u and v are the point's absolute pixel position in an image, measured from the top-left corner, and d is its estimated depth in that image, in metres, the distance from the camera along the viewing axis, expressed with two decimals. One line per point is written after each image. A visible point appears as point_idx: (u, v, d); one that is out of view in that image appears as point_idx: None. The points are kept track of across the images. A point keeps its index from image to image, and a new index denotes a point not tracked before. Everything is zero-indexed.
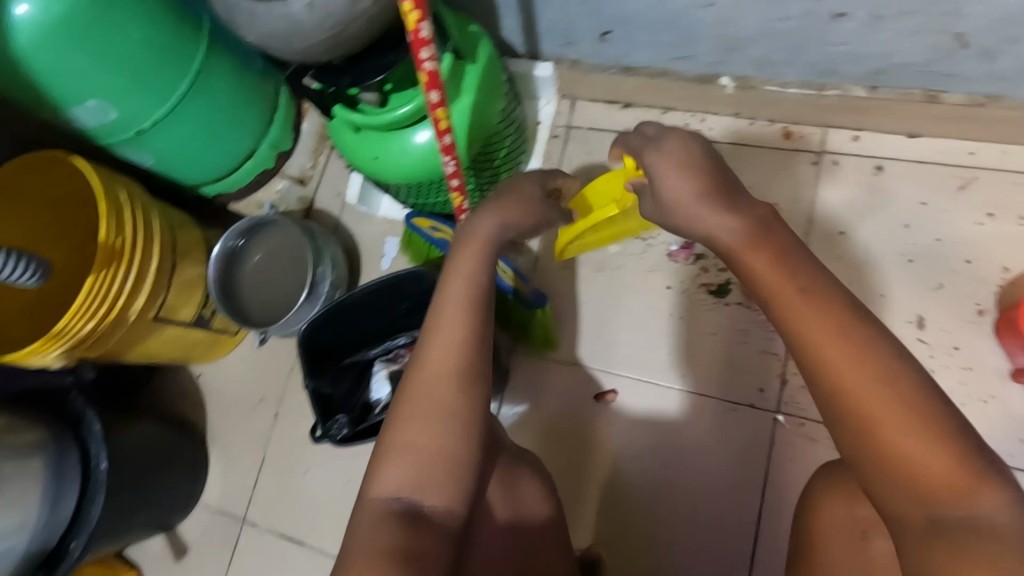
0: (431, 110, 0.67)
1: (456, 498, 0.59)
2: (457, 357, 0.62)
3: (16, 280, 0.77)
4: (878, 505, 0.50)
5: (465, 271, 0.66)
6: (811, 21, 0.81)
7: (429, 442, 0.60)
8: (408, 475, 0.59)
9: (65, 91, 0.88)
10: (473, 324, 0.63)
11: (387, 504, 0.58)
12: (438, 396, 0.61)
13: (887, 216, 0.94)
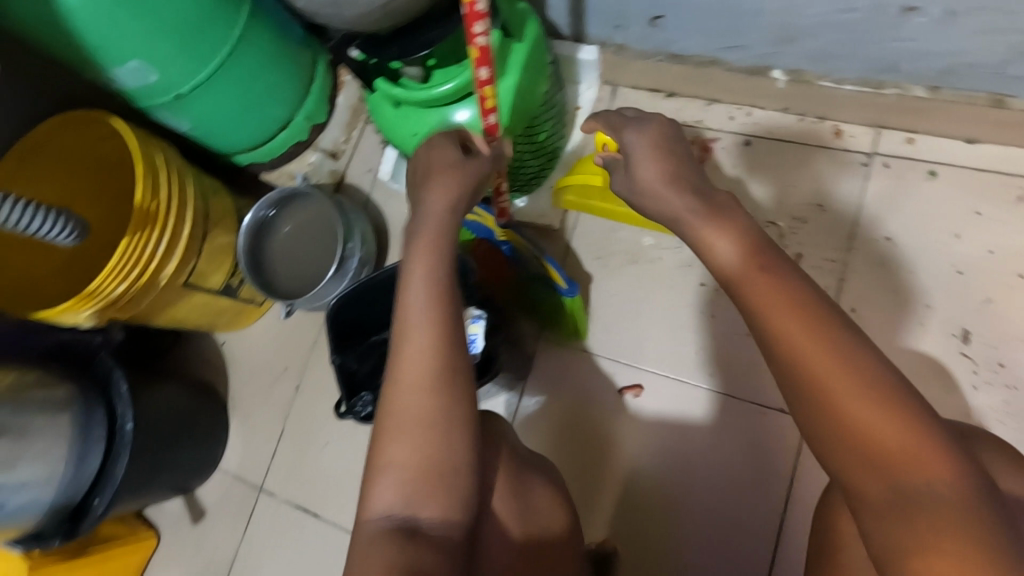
0: (478, 86, 0.67)
1: (452, 509, 0.56)
2: (428, 363, 0.58)
3: (51, 237, 0.77)
4: (915, 521, 0.49)
5: (419, 270, 0.61)
6: (879, 14, 0.77)
7: (411, 459, 0.56)
8: (395, 492, 0.56)
9: (108, 52, 0.87)
10: (440, 326, 0.59)
11: (382, 520, 0.56)
12: (414, 409, 0.57)
13: (938, 223, 0.90)
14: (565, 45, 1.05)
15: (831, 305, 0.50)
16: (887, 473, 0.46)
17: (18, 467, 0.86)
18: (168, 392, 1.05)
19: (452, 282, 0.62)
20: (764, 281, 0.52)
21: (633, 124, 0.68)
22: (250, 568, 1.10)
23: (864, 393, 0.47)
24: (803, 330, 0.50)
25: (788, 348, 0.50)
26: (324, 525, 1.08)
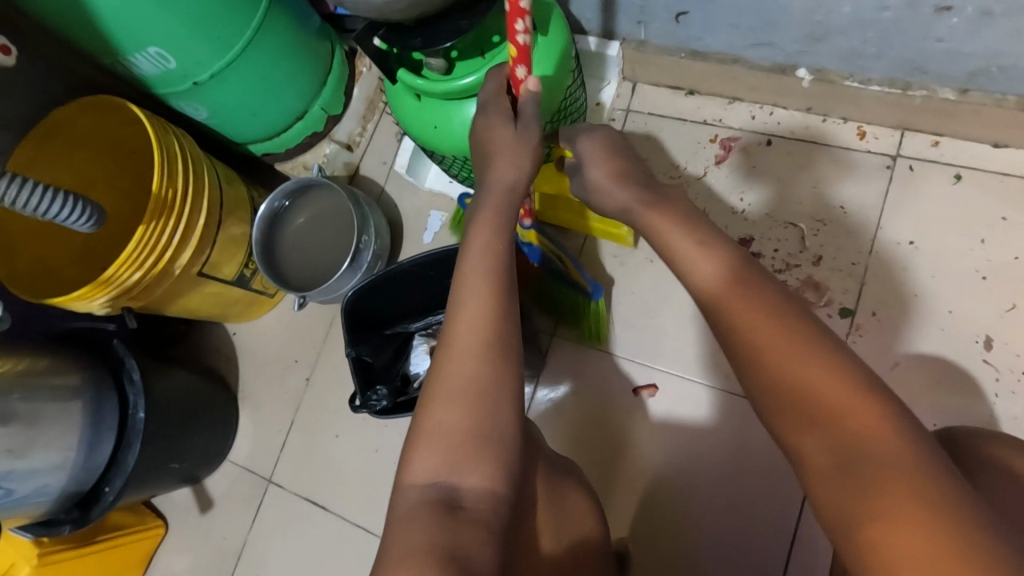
0: (515, 84, 0.68)
1: (500, 478, 0.55)
2: (484, 332, 0.58)
3: (70, 223, 0.77)
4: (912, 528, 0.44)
5: (480, 242, 0.63)
6: (912, 13, 0.76)
7: (461, 424, 0.56)
8: (438, 461, 0.55)
9: (128, 38, 0.87)
10: (497, 297, 0.60)
11: (423, 486, 0.55)
12: (465, 375, 0.57)
13: (961, 228, 0.89)
14: (586, 40, 1.04)
15: None
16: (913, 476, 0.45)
17: (31, 452, 0.86)
18: (180, 380, 1.05)
19: (511, 259, 0.63)
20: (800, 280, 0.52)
21: (585, 134, 0.77)
22: (259, 558, 1.09)
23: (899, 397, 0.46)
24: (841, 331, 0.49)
25: (769, 357, 0.50)
26: (334, 518, 1.07)
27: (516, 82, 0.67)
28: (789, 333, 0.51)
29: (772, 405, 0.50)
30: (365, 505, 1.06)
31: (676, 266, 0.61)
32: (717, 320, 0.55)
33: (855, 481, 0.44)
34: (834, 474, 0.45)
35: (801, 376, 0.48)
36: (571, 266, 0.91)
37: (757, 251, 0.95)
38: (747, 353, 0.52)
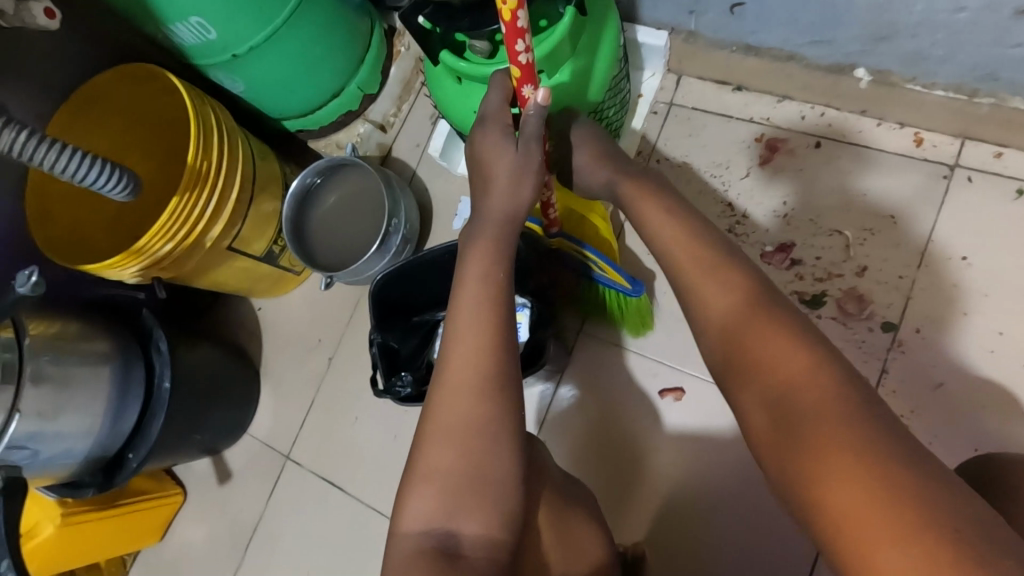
0: (522, 102, 0.65)
1: (494, 524, 0.55)
2: (488, 367, 0.58)
3: (106, 190, 0.76)
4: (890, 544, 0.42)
5: (475, 275, 0.62)
6: (990, 15, 0.71)
7: (457, 465, 0.56)
8: (431, 506, 0.56)
9: (170, 5, 0.86)
10: (496, 331, 0.59)
11: (425, 525, 0.55)
12: (463, 417, 0.57)
13: (1020, 247, 0.84)
14: (635, 30, 1.00)
15: None
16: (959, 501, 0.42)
17: (60, 416, 0.86)
18: (205, 353, 1.05)
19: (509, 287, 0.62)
20: None
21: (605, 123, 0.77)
22: (273, 533, 1.11)
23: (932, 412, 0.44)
24: None
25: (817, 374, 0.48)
26: (348, 499, 1.08)
27: (522, 99, 0.64)
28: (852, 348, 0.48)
29: (755, 390, 0.52)
30: (381, 488, 1.06)
31: (720, 271, 0.59)
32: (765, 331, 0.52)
33: (817, 460, 0.46)
34: (799, 453, 0.47)
35: (799, 375, 0.49)
36: (607, 269, 0.86)
37: (798, 258, 0.92)
38: (793, 371, 0.50)
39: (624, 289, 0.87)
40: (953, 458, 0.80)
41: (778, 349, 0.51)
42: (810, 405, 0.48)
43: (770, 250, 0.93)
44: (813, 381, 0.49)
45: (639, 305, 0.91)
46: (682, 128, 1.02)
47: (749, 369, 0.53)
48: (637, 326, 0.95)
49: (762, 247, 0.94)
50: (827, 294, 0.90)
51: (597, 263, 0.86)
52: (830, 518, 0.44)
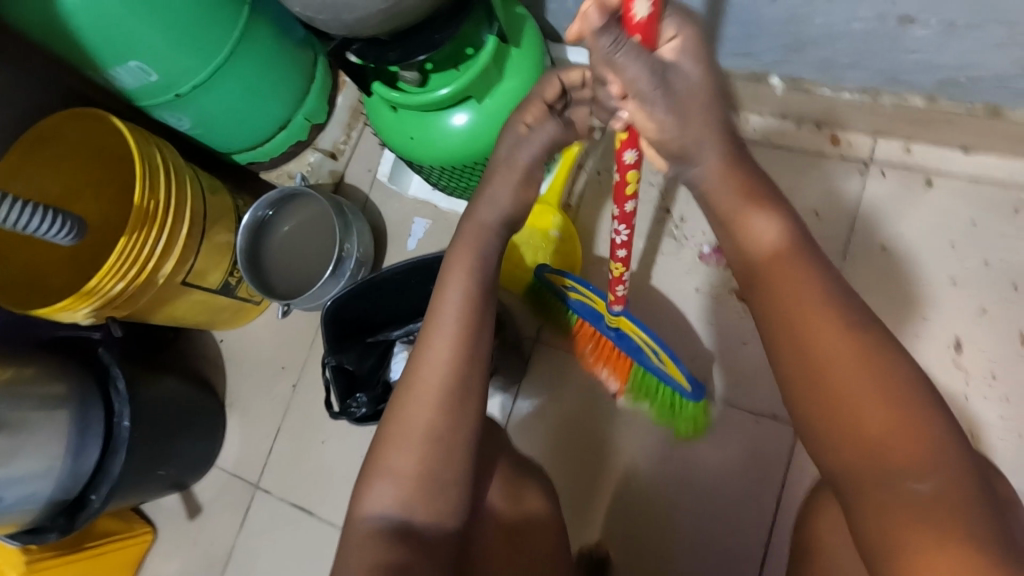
0: (624, 171, 0.57)
1: (452, 515, 0.58)
2: (442, 373, 0.57)
3: (50, 236, 0.78)
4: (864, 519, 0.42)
5: (460, 281, 0.58)
6: (880, 25, 0.76)
7: (408, 474, 0.57)
8: (390, 509, 0.57)
9: (109, 53, 0.87)
10: (456, 335, 0.58)
11: (378, 526, 0.57)
12: (421, 423, 0.57)
13: (932, 235, 0.90)
14: (567, 49, 1.02)
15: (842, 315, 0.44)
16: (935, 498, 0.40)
17: (12, 461, 0.87)
18: (170, 387, 1.06)
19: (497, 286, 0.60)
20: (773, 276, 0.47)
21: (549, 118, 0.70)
22: (248, 562, 1.11)
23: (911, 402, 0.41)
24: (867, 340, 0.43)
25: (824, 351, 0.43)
26: (319, 524, 1.09)
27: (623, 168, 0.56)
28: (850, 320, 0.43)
29: (802, 391, 0.44)
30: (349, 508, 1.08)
31: None
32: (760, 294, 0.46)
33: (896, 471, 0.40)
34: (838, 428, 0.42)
35: (868, 376, 0.42)
36: (668, 362, 0.83)
37: None
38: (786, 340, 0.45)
39: (685, 390, 0.84)
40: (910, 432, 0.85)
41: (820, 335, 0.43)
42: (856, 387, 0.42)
43: (707, 251, 0.99)
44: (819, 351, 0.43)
45: (691, 408, 0.87)
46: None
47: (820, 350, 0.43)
48: (664, 416, 0.91)
49: (700, 248, 0.99)
50: None
51: (658, 353, 0.83)
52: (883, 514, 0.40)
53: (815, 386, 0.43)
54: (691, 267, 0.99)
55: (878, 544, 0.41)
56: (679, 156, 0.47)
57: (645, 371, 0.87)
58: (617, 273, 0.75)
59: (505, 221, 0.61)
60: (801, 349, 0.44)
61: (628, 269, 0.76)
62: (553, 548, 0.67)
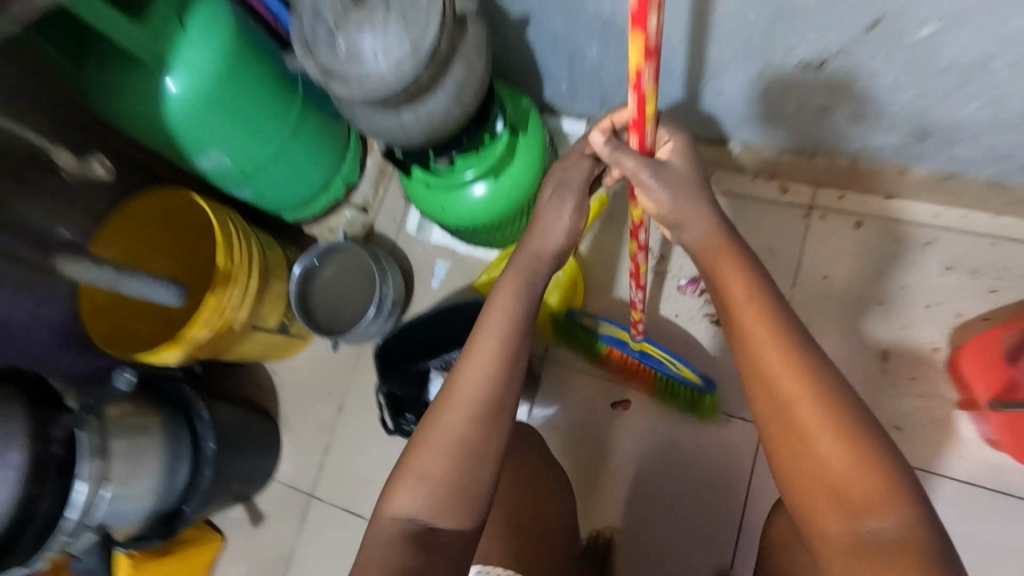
0: (637, 255, 0.86)
1: (467, 521, 0.71)
2: (476, 387, 0.72)
3: (158, 296, 0.95)
4: (797, 495, 0.62)
5: (501, 315, 0.75)
6: (805, 111, 0.98)
7: (440, 472, 0.70)
8: (421, 501, 0.70)
9: (195, 147, 1.05)
10: (488, 360, 0.73)
11: (404, 516, 0.70)
12: (457, 428, 0.71)
13: (864, 265, 1.12)
14: (562, 121, 1.21)
15: (786, 352, 0.62)
16: (840, 489, 0.59)
17: (137, 480, 1.03)
18: (230, 416, 1.25)
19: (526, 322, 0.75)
20: (742, 317, 0.65)
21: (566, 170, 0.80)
22: (308, 560, 1.31)
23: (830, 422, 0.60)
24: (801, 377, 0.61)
25: (776, 381, 0.62)
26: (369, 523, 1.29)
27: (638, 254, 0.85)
28: (794, 363, 0.62)
29: (768, 416, 0.63)
30: None
31: None
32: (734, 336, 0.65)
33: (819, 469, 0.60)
34: (781, 436, 0.62)
35: (802, 401, 0.61)
36: (684, 368, 1.04)
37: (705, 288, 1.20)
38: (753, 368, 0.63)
39: (699, 384, 1.05)
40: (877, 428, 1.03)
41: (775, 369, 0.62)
42: (797, 408, 0.61)
43: (684, 283, 1.21)
44: (774, 381, 0.62)
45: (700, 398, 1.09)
46: (624, 197, 1.28)
47: (770, 382, 0.62)
48: (676, 404, 1.15)
49: (678, 281, 1.22)
50: None
51: (676, 363, 1.04)
52: (809, 494, 0.61)
53: (779, 414, 0.62)
54: (670, 300, 1.21)
55: (812, 524, 0.61)
56: (673, 227, 0.71)
57: (668, 378, 1.09)
58: (637, 317, 1.00)
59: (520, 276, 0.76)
60: (771, 388, 0.62)
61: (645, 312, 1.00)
62: (559, 517, 0.92)
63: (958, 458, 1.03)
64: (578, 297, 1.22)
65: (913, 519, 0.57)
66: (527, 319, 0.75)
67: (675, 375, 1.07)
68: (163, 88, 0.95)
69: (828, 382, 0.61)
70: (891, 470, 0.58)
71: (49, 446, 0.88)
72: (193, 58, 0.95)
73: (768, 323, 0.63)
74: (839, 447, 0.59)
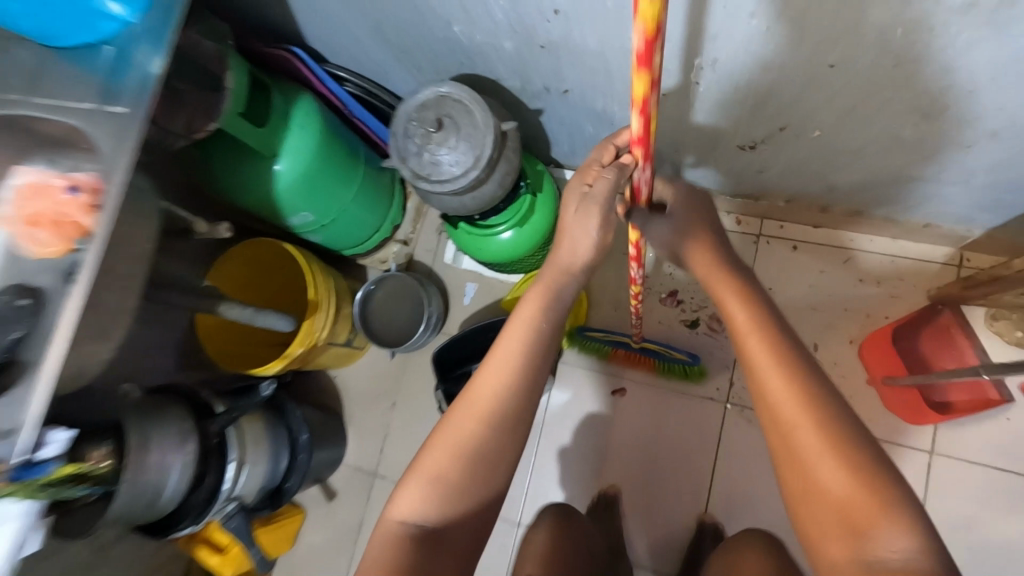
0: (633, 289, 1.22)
1: (467, 523, 0.79)
2: (489, 396, 0.81)
3: (277, 324, 1.26)
4: (809, 523, 0.68)
5: (518, 333, 0.85)
6: (745, 171, 1.32)
7: (447, 474, 0.79)
8: (424, 503, 0.78)
9: (290, 211, 1.35)
10: (503, 371, 0.82)
11: (410, 515, 0.78)
12: (470, 432, 0.80)
13: (799, 279, 1.47)
14: (565, 171, 1.56)
15: (791, 385, 0.71)
16: (844, 515, 0.65)
17: (259, 462, 1.35)
18: (309, 414, 1.57)
19: (543, 338, 0.85)
20: (752, 349, 0.75)
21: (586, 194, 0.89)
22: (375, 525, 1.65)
23: (831, 452, 0.67)
24: (802, 409, 0.70)
25: (781, 409, 0.71)
26: None
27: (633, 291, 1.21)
28: (800, 393, 0.70)
29: (778, 443, 0.71)
30: None
31: None
32: (745, 369, 0.76)
33: (823, 494, 0.67)
34: (787, 461, 0.70)
35: (801, 427, 0.69)
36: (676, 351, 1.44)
37: (680, 299, 1.55)
38: (765, 396, 0.73)
39: (687, 360, 1.44)
40: None
41: (783, 398, 0.71)
42: (802, 436, 0.69)
43: (665, 295, 1.56)
44: (781, 411, 0.71)
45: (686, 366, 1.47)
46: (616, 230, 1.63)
47: (775, 409, 0.71)
48: (663, 374, 1.53)
49: (660, 295, 1.57)
50: (700, 319, 1.53)
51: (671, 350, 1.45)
52: (816, 519, 0.67)
53: (784, 443, 0.70)
54: (653, 310, 1.57)
55: (820, 551, 0.67)
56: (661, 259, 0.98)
57: (663, 360, 1.49)
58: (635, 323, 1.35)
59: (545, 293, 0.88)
60: (775, 416, 0.71)
61: (642, 320, 1.36)
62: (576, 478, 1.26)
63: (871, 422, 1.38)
64: (581, 317, 1.58)
65: (924, 553, 0.61)
66: (544, 335, 0.85)
67: (669, 357, 1.47)
68: (276, 170, 1.26)
69: (835, 416, 0.69)
70: (893, 498, 0.64)
71: (209, 437, 1.22)
72: (296, 147, 1.26)
73: (779, 354, 0.74)
74: (841, 474, 0.66)
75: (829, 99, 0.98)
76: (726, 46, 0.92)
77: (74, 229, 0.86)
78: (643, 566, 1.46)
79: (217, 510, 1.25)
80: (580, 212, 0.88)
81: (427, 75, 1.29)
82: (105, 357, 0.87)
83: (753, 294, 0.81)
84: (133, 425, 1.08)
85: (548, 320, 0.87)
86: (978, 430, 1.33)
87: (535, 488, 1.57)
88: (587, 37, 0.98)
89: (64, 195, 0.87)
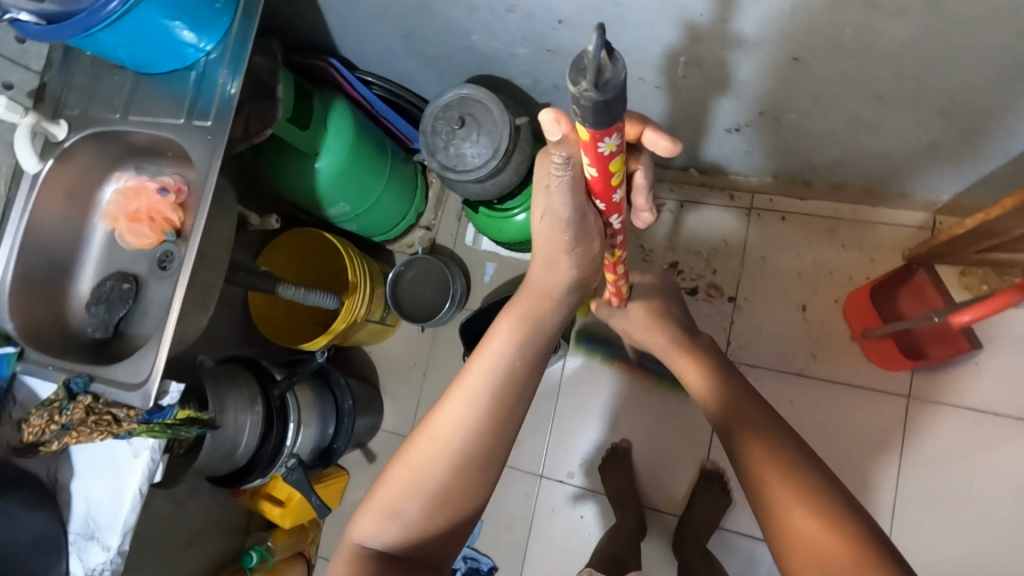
0: None
1: (421, 551, 0.77)
2: (449, 429, 0.78)
3: (324, 302, 1.44)
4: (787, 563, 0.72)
5: (484, 362, 0.81)
6: (732, 152, 1.48)
7: (404, 504, 0.77)
8: (380, 531, 0.77)
9: (329, 203, 1.52)
10: (469, 405, 0.78)
11: (368, 540, 0.77)
12: (426, 463, 0.77)
13: (787, 247, 1.62)
14: None
15: (757, 437, 0.82)
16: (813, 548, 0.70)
17: (310, 425, 1.53)
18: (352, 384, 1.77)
19: (517, 372, 0.81)
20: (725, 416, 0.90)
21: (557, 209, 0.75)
22: None
23: (794, 485, 0.75)
24: (768, 455, 0.79)
25: (750, 455, 0.81)
26: None
27: None
28: (764, 438, 0.81)
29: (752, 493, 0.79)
30: None
31: None
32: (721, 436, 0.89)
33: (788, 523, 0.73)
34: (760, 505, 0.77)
35: (766, 465, 0.78)
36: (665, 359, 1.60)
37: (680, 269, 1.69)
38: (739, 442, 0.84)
39: None
40: (797, 353, 1.58)
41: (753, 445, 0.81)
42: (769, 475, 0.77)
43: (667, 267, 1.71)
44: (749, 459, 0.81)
45: None
46: None
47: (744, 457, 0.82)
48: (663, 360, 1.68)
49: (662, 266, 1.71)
50: (697, 287, 1.68)
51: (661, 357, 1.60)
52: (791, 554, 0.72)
53: (759, 490, 0.78)
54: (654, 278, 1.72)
55: None
56: None
57: None
58: None
59: (521, 323, 0.84)
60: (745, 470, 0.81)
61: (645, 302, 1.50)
62: None
63: (853, 373, 1.54)
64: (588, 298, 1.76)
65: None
66: (516, 369, 0.81)
67: None
68: (318, 167, 1.43)
69: (799, 466, 0.77)
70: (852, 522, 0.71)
71: (271, 401, 1.41)
72: (333, 144, 1.42)
73: (749, 411, 0.87)
74: (802, 499, 0.74)
75: (797, 86, 1.12)
76: (705, 46, 1.07)
77: (166, 223, 1.07)
78: (652, 509, 1.64)
79: (281, 465, 1.43)
80: (548, 220, 0.77)
81: (448, 77, 1.46)
82: (202, 325, 1.07)
83: (714, 369, 1.01)
84: (211, 388, 1.27)
85: (524, 353, 0.83)
86: (951, 378, 1.48)
87: (554, 444, 1.75)
88: (590, 42, 1.15)
89: (158, 195, 1.07)
